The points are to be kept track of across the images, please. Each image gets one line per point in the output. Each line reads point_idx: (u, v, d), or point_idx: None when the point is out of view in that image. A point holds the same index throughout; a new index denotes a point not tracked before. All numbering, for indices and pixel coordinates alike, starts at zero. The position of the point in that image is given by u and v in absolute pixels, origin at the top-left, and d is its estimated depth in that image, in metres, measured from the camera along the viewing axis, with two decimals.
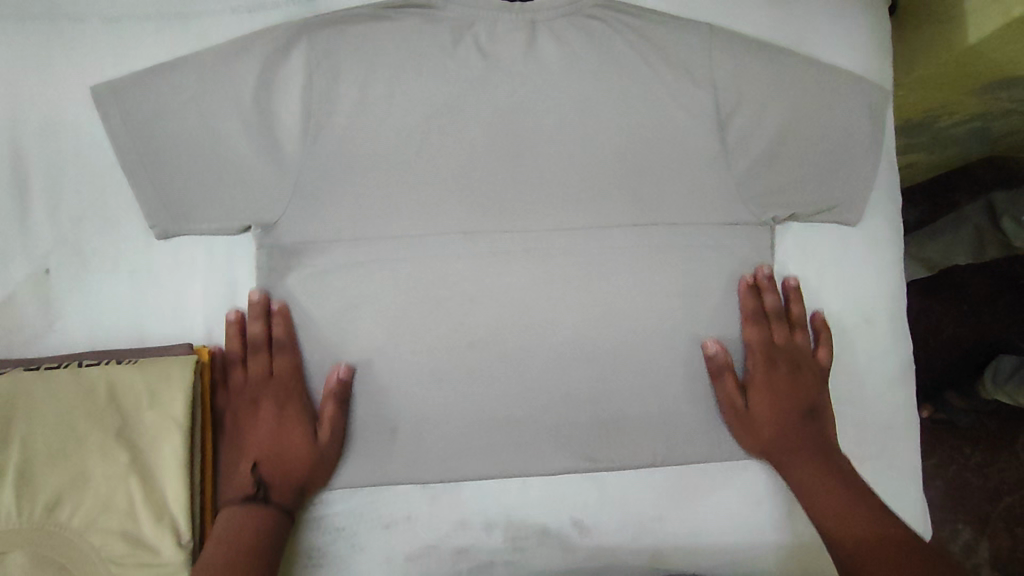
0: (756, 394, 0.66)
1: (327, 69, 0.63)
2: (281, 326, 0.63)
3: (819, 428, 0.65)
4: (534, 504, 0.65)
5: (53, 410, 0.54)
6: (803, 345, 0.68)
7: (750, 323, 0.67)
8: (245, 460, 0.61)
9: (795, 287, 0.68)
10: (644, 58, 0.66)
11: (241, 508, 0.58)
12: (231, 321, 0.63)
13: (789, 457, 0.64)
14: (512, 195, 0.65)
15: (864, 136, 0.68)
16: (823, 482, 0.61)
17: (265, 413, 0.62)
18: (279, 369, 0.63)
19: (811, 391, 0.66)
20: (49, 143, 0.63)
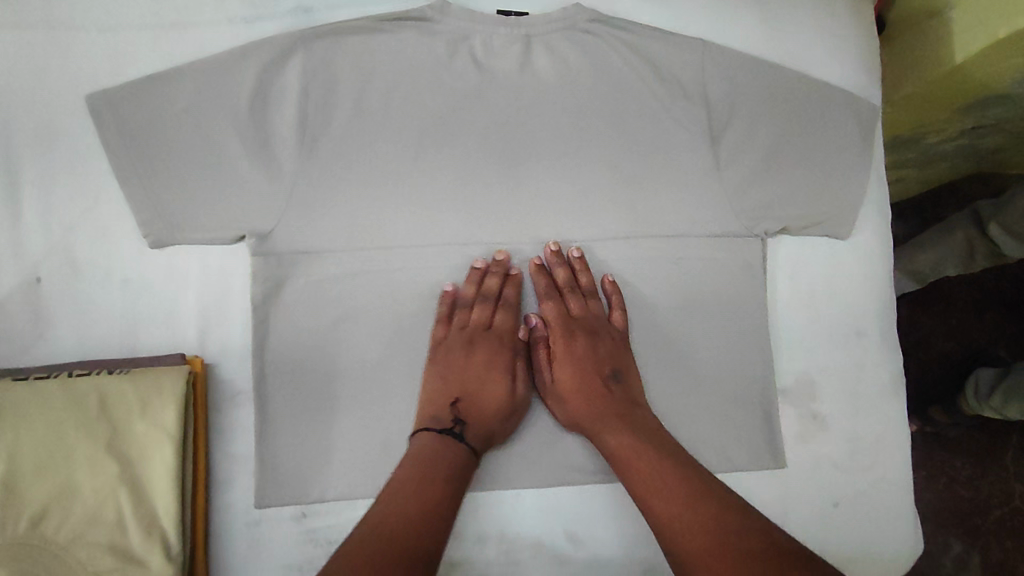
0: (562, 366, 0.64)
1: (325, 81, 0.63)
2: (515, 288, 0.65)
3: (627, 392, 0.63)
4: (527, 516, 0.65)
5: (41, 420, 0.53)
6: (597, 310, 0.66)
7: (545, 300, 0.66)
8: (442, 396, 0.62)
9: (580, 257, 0.66)
10: (637, 74, 0.67)
11: (440, 438, 0.58)
12: (475, 269, 0.64)
13: (602, 424, 0.61)
14: (507, 207, 0.65)
15: (853, 153, 0.69)
16: (634, 445, 0.58)
17: (478, 356, 0.64)
18: (500, 324, 0.66)
19: (613, 355, 0.64)
20: (41, 151, 0.63)
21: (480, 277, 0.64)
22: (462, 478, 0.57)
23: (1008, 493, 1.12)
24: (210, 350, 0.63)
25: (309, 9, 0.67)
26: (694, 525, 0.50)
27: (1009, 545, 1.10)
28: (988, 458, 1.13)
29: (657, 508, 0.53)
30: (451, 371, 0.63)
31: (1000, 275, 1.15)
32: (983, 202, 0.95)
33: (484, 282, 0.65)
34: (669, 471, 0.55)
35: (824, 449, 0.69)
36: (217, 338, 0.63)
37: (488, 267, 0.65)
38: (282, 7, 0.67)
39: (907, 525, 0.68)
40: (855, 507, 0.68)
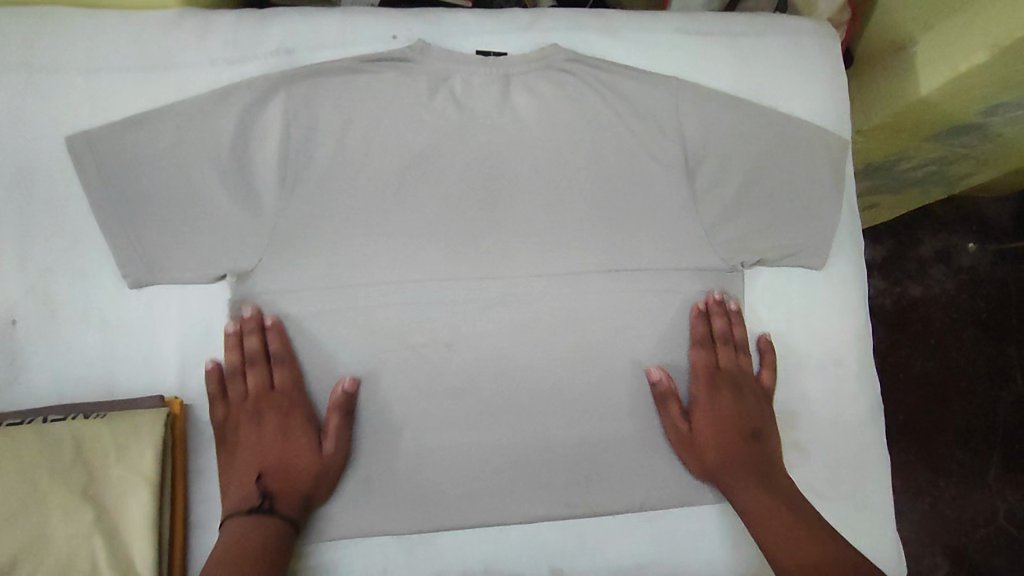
0: (701, 416, 0.66)
1: (307, 122, 0.64)
2: (276, 341, 0.62)
3: (764, 450, 0.65)
4: (510, 553, 0.64)
5: (12, 468, 0.51)
6: (747, 367, 0.69)
7: (698, 347, 0.68)
8: (248, 474, 0.60)
9: (737, 310, 0.69)
10: (613, 111, 0.69)
11: (246, 519, 0.57)
12: (229, 334, 0.62)
13: (734, 480, 0.63)
14: (488, 242, 0.66)
15: (825, 184, 0.70)
16: (775, 505, 0.60)
17: (269, 423, 0.62)
18: (279, 382, 0.63)
19: (755, 413, 0.67)
20: (22, 192, 0.63)
21: (237, 342, 0.62)
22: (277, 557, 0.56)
23: (992, 512, 1.21)
24: (190, 391, 0.63)
25: (293, 49, 0.69)
26: None
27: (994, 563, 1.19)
28: (972, 479, 1.21)
29: (781, 558, 0.56)
30: (247, 447, 0.61)
31: (974, 293, 1.28)
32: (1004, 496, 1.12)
33: (243, 344, 0.63)
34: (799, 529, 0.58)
35: (805, 477, 0.69)
36: (197, 378, 0.63)
37: (242, 329, 0.63)
38: (266, 48, 0.68)
39: (893, 551, 0.68)
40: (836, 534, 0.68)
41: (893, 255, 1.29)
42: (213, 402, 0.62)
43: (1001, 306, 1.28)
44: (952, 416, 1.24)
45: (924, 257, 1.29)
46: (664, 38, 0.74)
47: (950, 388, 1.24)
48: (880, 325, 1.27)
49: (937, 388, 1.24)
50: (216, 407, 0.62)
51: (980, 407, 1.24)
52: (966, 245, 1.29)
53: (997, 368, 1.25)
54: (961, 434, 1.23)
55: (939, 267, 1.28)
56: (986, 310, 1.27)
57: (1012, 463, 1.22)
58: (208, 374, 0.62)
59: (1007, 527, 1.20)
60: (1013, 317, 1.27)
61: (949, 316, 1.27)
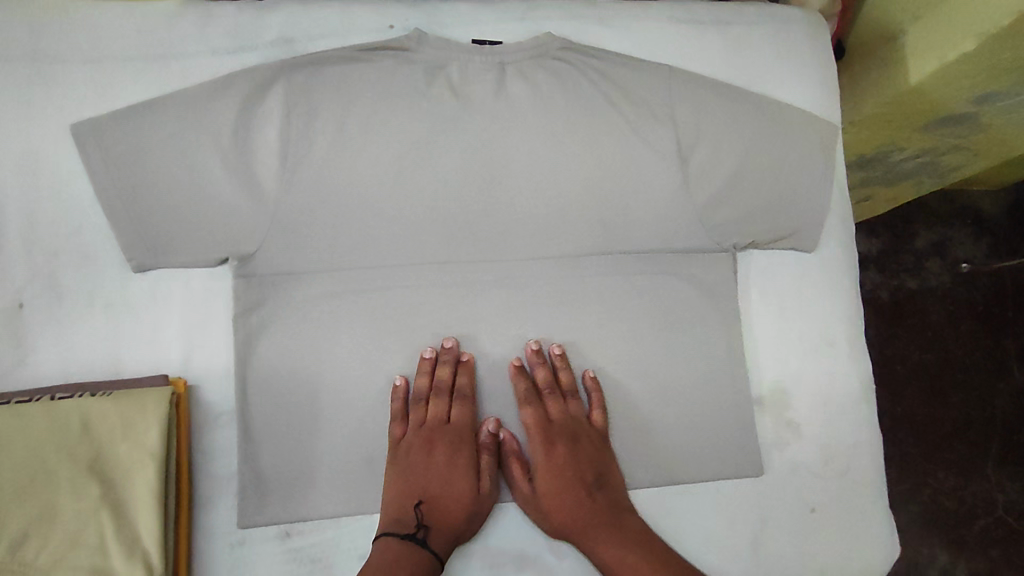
0: (542, 472, 0.64)
1: (307, 109, 0.66)
2: (466, 377, 0.66)
3: (609, 501, 0.64)
4: (510, 529, 0.65)
5: (22, 444, 0.53)
6: (577, 413, 0.67)
7: (526, 405, 0.66)
8: (405, 500, 0.62)
9: (561, 354, 0.67)
10: (606, 98, 0.70)
11: (402, 544, 0.59)
12: (427, 359, 0.65)
13: (602, 538, 0.62)
14: (485, 226, 0.68)
15: (815, 168, 0.72)
16: (639, 564, 0.60)
17: (438, 454, 0.64)
18: (456, 417, 0.65)
19: (595, 460, 0.65)
20: (27, 179, 0.64)
21: (431, 368, 0.65)
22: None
23: (989, 501, 1.21)
24: (194, 372, 0.64)
25: (292, 39, 0.70)
26: None
27: (992, 552, 1.20)
28: (969, 468, 1.23)
29: None
30: (409, 475, 0.63)
31: (968, 284, 1.29)
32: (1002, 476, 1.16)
33: (435, 371, 0.65)
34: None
35: (798, 455, 0.70)
36: (200, 360, 0.64)
37: (438, 356, 0.66)
38: (265, 37, 0.70)
39: (887, 529, 0.70)
40: (831, 511, 0.69)
41: (888, 248, 1.30)
42: (394, 420, 0.64)
43: (996, 297, 1.29)
44: (948, 407, 1.25)
45: (919, 249, 1.30)
46: (656, 27, 0.75)
47: (946, 378, 1.26)
48: (876, 316, 1.29)
49: (933, 378, 1.26)
50: (394, 425, 0.64)
51: (976, 398, 1.25)
52: (959, 237, 1.31)
53: (993, 359, 1.27)
54: (958, 426, 1.24)
55: (934, 259, 1.30)
56: (981, 302, 1.29)
57: (1010, 454, 1.23)
58: (396, 390, 0.64)
59: (1006, 518, 1.21)
60: (1007, 308, 1.29)
61: (944, 307, 1.28)
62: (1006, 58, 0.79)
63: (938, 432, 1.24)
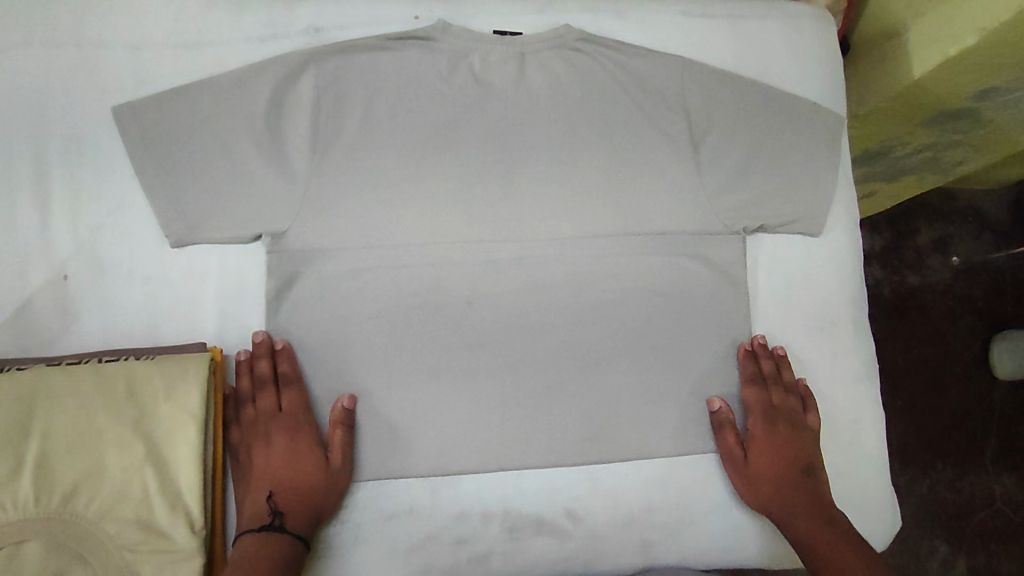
0: (758, 449, 0.69)
1: (338, 94, 0.69)
2: (287, 364, 0.66)
3: (818, 490, 0.68)
4: (528, 494, 0.67)
5: (73, 402, 0.56)
6: (795, 404, 0.71)
7: (749, 386, 0.71)
8: (259, 492, 0.63)
9: (783, 353, 0.72)
10: (622, 87, 0.73)
11: (259, 537, 0.59)
12: (241, 361, 0.66)
13: (795, 514, 0.66)
14: (505, 208, 0.71)
15: (821, 157, 0.75)
16: (838, 544, 0.63)
17: (276, 444, 0.64)
18: (287, 404, 0.66)
19: (807, 449, 0.69)
20: (71, 158, 0.67)
21: (249, 368, 0.66)
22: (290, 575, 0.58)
23: (989, 493, 1.25)
24: (229, 342, 0.67)
25: (322, 28, 0.73)
26: None
27: (991, 543, 1.23)
28: (970, 461, 1.26)
29: None
30: (256, 470, 0.64)
31: (969, 282, 1.32)
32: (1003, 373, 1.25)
33: (255, 369, 0.66)
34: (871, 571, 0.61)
35: None
36: (234, 332, 0.67)
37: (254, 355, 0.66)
38: (296, 27, 0.73)
39: (888, 501, 0.73)
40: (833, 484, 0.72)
41: (891, 244, 1.34)
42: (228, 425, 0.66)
43: (997, 294, 1.32)
44: (948, 401, 1.28)
45: (921, 246, 1.33)
46: (672, 20, 0.78)
47: (946, 371, 1.29)
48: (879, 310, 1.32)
49: (935, 372, 1.29)
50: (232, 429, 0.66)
51: (977, 392, 1.28)
52: (962, 235, 1.34)
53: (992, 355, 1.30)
54: (958, 417, 1.27)
55: (936, 256, 1.33)
56: (982, 299, 1.32)
57: (1009, 446, 1.27)
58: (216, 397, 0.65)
59: (1005, 508, 1.24)
60: (1007, 305, 1.32)
61: (945, 303, 1.32)
62: (1006, 54, 0.82)
63: (938, 424, 1.27)
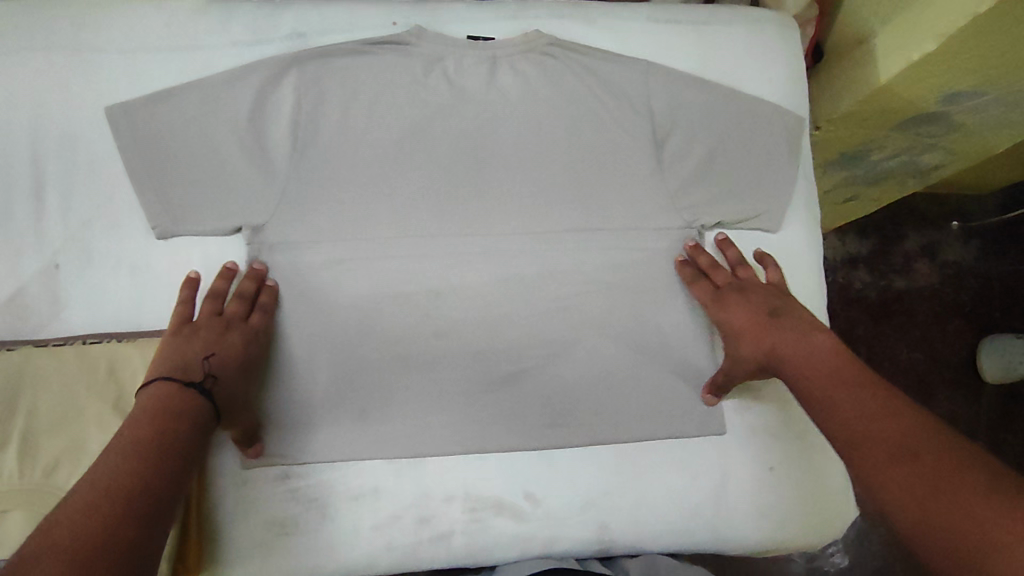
0: (722, 327, 0.70)
1: (316, 96, 0.73)
2: (267, 296, 0.69)
3: (793, 321, 0.65)
4: (488, 478, 0.70)
5: (58, 381, 0.61)
6: (747, 275, 0.72)
7: (696, 283, 0.73)
8: (189, 354, 0.61)
9: (723, 237, 0.76)
10: (588, 90, 0.77)
11: (175, 389, 0.58)
12: (226, 269, 0.69)
13: (781, 364, 0.63)
14: (474, 204, 0.75)
15: (780, 156, 0.78)
16: (822, 372, 0.60)
17: (231, 335, 0.64)
18: (257, 317, 0.67)
19: (767, 299, 0.69)
20: (65, 155, 0.72)
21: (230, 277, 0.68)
22: (188, 425, 0.57)
23: None
24: None
25: (304, 34, 0.77)
26: (888, 463, 0.51)
27: None
28: None
29: (846, 419, 0.56)
30: (197, 337, 0.63)
31: (957, 287, 1.38)
32: (994, 369, 1.29)
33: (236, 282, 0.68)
34: (863, 390, 0.57)
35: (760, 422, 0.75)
36: None
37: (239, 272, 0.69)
38: (280, 32, 0.77)
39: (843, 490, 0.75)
40: (789, 471, 0.74)
41: (877, 249, 1.39)
42: (182, 303, 0.65)
43: (984, 300, 1.38)
44: (934, 405, 1.33)
45: (910, 251, 1.39)
46: (639, 26, 0.81)
47: (933, 376, 1.34)
48: (868, 314, 1.36)
49: (922, 377, 1.34)
50: (181, 308, 0.65)
51: (965, 397, 1.34)
52: (952, 241, 1.39)
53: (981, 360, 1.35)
54: (945, 423, 1.32)
55: (924, 262, 1.39)
56: (970, 304, 1.37)
57: (998, 451, 1.31)
58: (187, 282, 0.66)
59: None
60: (996, 312, 1.37)
61: (934, 308, 1.37)
62: (965, 58, 0.85)
63: None
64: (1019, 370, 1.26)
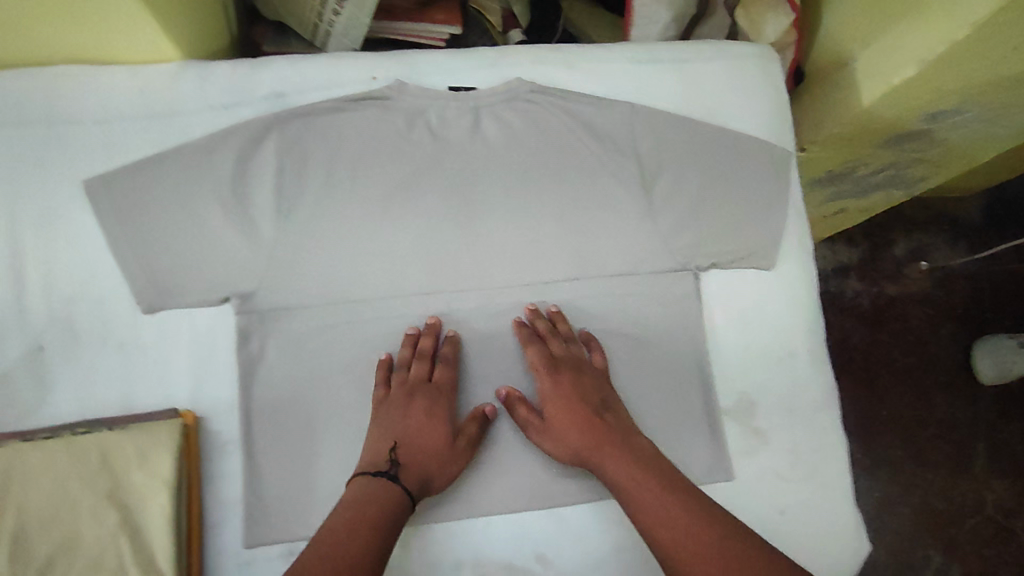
0: (553, 406, 0.70)
1: (299, 159, 0.72)
2: (450, 347, 0.71)
3: (618, 421, 0.69)
4: (496, 540, 0.69)
5: (48, 475, 0.59)
6: (579, 352, 0.72)
7: (530, 345, 0.71)
8: (384, 442, 0.66)
9: (558, 310, 0.74)
10: (573, 135, 0.76)
11: (375, 481, 0.63)
12: (409, 334, 0.71)
13: (608, 459, 0.66)
14: (465, 258, 0.74)
15: (769, 192, 0.78)
16: (636, 473, 0.65)
17: (417, 404, 0.68)
18: (439, 376, 0.70)
19: (597, 388, 0.71)
20: (43, 232, 0.70)
21: (413, 342, 0.71)
22: (393, 518, 0.61)
23: (979, 502, 1.28)
24: (201, 405, 0.69)
25: (284, 94, 0.76)
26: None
27: (985, 552, 1.26)
28: (956, 470, 1.30)
29: (668, 545, 0.60)
30: (388, 419, 0.68)
31: (948, 290, 1.38)
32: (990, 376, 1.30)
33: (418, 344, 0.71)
34: (686, 498, 0.62)
35: (766, 464, 0.75)
36: (206, 393, 0.69)
37: (420, 333, 0.72)
38: (259, 93, 0.75)
39: (853, 527, 0.74)
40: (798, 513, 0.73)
41: (867, 257, 1.39)
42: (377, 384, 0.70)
43: (975, 301, 1.38)
44: (934, 411, 1.33)
45: (899, 257, 1.39)
46: (620, 67, 0.81)
47: (930, 380, 1.34)
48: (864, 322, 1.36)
49: (918, 382, 1.34)
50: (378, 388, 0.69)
51: (962, 401, 1.34)
52: (939, 244, 1.40)
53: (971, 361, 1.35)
54: (944, 428, 1.32)
55: (913, 266, 1.39)
56: (961, 305, 1.38)
57: (997, 453, 1.31)
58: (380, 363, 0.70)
59: (995, 516, 1.28)
60: (988, 313, 1.37)
61: (926, 313, 1.37)
62: (945, 81, 0.85)
63: (923, 436, 1.32)
64: (1012, 370, 1.27)
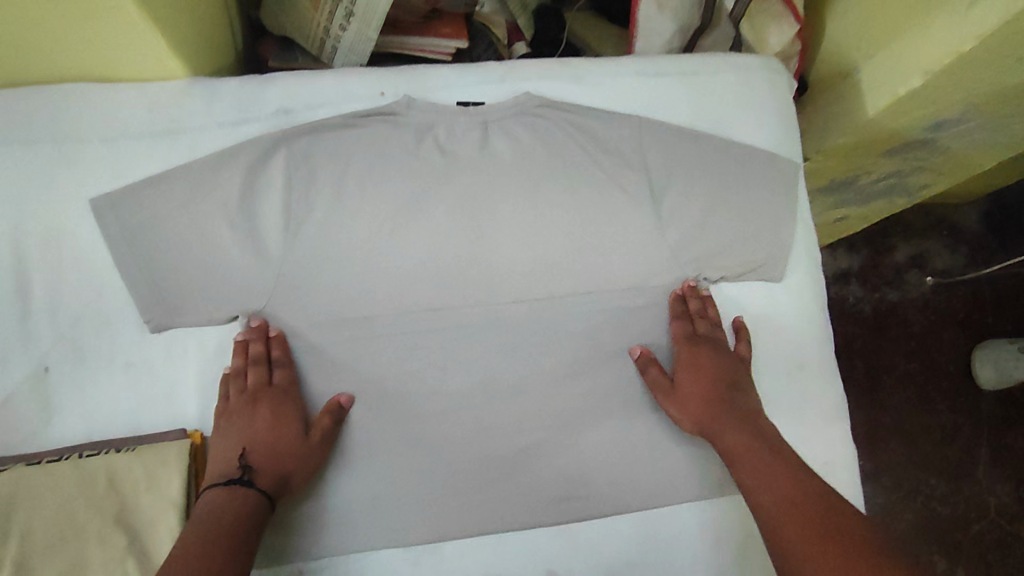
0: (686, 376, 0.72)
1: (307, 175, 0.72)
2: (278, 348, 0.69)
3: (744, 400, 0.70)
4: (508, 558, 0.68)
5: (54, 499, 0.58)
6: (722, 335, 0.74)
7: (675, 320, 0.74)
8: (232, 452, 0.64)
9: (709, 295, 0.76)
10: (581, 148, 0.76)
11: (223, 493, 0.60)
12: (235, 342, 0.68)
13: (722, 427, 0.68)
14: (474, 273, 0.73)
15: (779, 204, 0.78)
16: (751, 443, 0.66)
17: (261, 408, 0.66)
18: (280, 379, 0.68)
19: (731, 369, 0.72)
20: (50, 251, 0.69)
21: (243, 349, 0.68)
22: (252, 523, 0.59)
23: (983, 507, 1.28)
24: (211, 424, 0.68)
25: (292, 109, 0.76)
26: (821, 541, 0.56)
27: (988, 557, 1.26)
28: (959, 475, 1.30)
29: (776, 509, 0.60)
30: (235, 427, 0.65)
31: (948, 295, 1.39)
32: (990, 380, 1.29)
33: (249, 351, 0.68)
34: (793, 472, 0.62)
35: None
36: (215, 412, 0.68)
37: (247, 337, 0.68)
38: (267, 109, 0.75)
39: None
40: None
41: (868, 262, 1.39)
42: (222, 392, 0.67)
43: (976, 307, 1.38)
44: (936, 417, 1.33)
45: (900, 262, 1.39)
46: (628, 80, 0.81)
47: (932, 387, 1.34)
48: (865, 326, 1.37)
49: (920, 388, 1.34)
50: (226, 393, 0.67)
51: (964, 407, 1.34)
52: (938, 250, 1.41)
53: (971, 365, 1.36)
54: (946, 434, 1.32)
55: (914, 272, 1.39)
56: (962, 311, 1.38)
57: (999, 457, 1.31)
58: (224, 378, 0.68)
59: (999, 520, 1.28)
60: (988, 318, 1.38)
61: (927, 318, 1.37)
62: (950, 91, 0.85)
63: (926, 441, 1.32)
64: (1012, 375, 1.26)
